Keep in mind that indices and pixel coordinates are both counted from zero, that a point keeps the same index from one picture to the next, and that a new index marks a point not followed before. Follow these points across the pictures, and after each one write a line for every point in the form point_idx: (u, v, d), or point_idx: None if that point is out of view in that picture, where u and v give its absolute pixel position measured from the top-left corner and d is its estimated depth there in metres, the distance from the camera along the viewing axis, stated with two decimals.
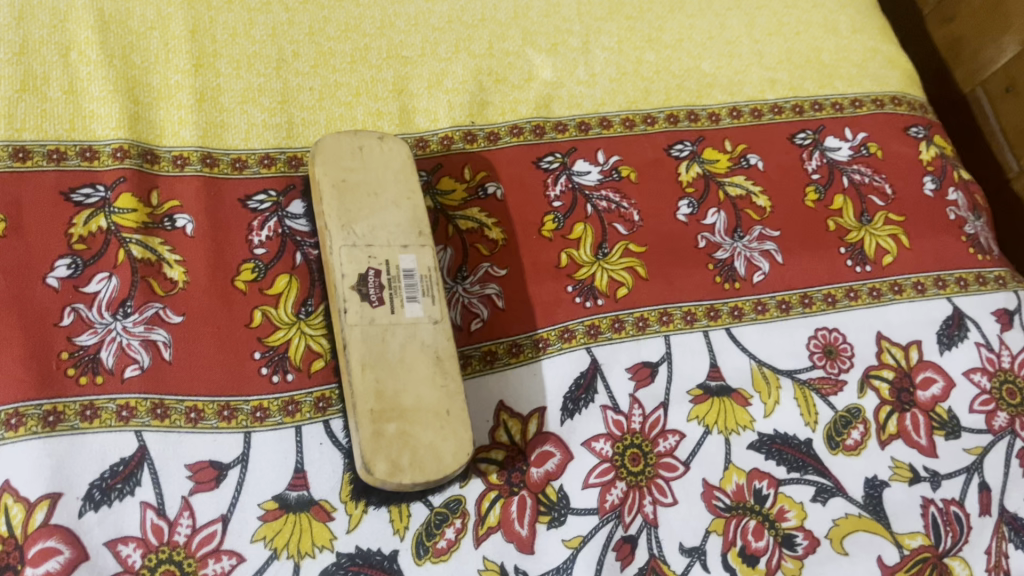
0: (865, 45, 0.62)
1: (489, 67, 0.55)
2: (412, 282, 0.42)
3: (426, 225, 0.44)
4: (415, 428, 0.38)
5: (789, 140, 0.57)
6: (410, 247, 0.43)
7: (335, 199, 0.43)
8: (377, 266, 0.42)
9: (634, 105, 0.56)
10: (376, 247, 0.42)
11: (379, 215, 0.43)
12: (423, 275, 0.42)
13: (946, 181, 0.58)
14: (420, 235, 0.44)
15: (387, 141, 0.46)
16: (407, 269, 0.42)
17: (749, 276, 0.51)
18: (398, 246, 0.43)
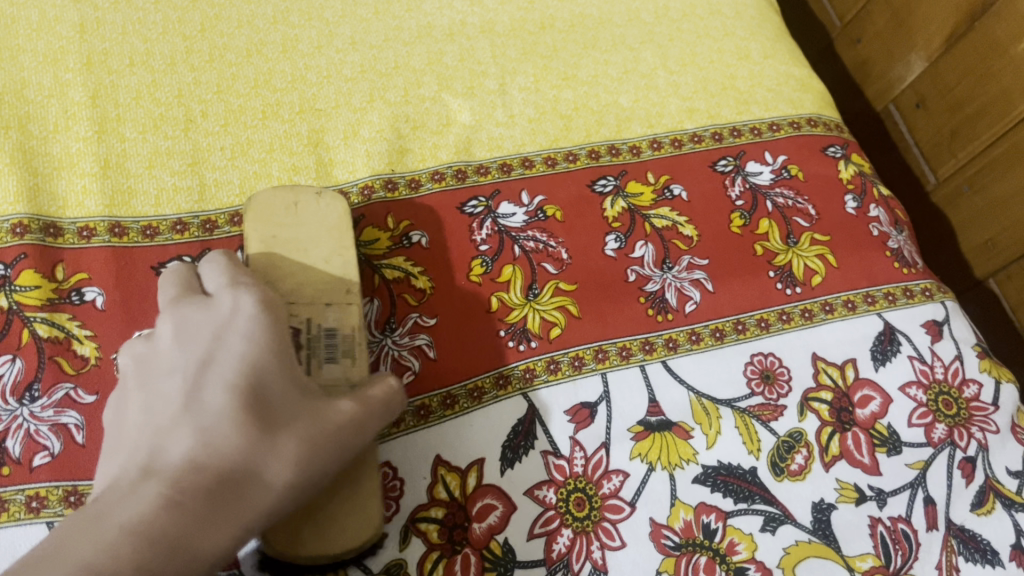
0: (777, 70, 0.63)
1: (405, 114, 0.54)
2: (332, 341, 0.40)
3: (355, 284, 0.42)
4: (321, 499, 0.36)
5: (710, 167, 0.57)
6: (334, 305, 0.41)
7: (261, 254, 0.42)
8: (298, 324, 0.40)
9: (555, 143, 0.56)
10: (299, 304, 0.40)
11: (305, 272, 0.42)
12: (345, 335, 0.40)
13: (866, 198, 0.58)
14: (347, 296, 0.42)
15: (323, 199, 0.45)
16: (328, 328, 0.40)
17: (681, 307, 0.51)
18: (321, 303, 0.41)
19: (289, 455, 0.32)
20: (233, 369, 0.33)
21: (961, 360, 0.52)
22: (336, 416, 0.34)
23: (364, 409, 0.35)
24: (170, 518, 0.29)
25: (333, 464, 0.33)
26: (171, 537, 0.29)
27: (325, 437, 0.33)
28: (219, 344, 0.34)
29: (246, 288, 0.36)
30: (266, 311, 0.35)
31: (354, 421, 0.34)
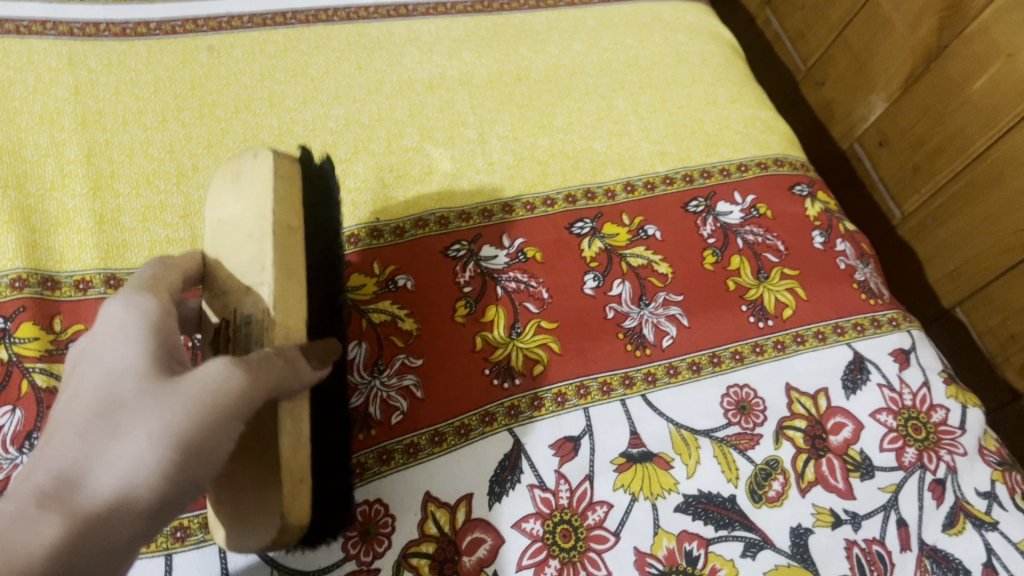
0: (744, 113, 0.66)
1: (389, 164, 0.56)
2: (247, 330, 0.36)
3: (278, 258, 0.37)
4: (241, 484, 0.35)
5: (682, 208, 0.60)
6: (253, 288, 0.37)
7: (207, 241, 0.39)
8: (226, 315, 0.37)
9: (533, 188, 0.58)
10: (229, 293, 0.37)
11: (238, 253, 0.38)
12: (257, 321, 0.36)
13: (833, 233, 0.61)
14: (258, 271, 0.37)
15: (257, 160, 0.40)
16: (246, 316, 0.36)
17: (658, 341, 0.53)
18: (246, 286, 0.37)
19: (147, 437, 0.27)
20: (93, 364, 0.30)
21: (928, 387, 0.55)
22: (210, 388, 0.29)
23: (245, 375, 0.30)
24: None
25: (210, 432, 0.28)
26: None
27: (184, 401, 0.28)
28: (90, 350, 0.30)
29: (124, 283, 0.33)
30: (148, 303, 0.32)
31: (236, 389, 0.29)
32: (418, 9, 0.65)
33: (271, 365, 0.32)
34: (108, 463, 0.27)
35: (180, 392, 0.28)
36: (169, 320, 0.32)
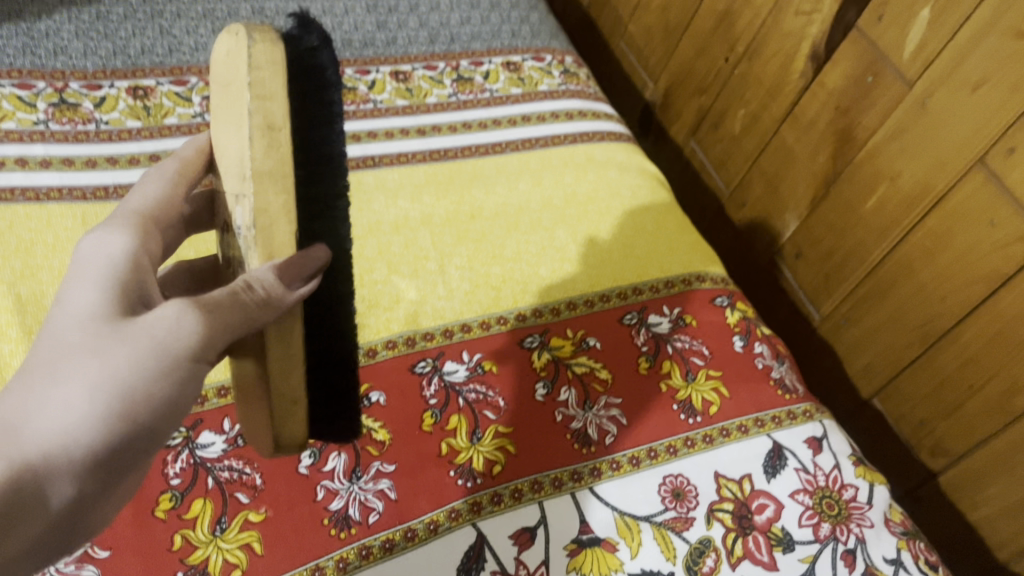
0: (669, 238, 0.76)
1: (362, 296, 0.65)
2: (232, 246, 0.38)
3: (258, 161, 0.34)
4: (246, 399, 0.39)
5: (619, 321, 0.68)
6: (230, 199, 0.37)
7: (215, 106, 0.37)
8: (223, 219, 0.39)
9: (488, 310, 0.67)
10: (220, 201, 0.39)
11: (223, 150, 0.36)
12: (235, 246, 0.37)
13: (751, 337, 0.70)
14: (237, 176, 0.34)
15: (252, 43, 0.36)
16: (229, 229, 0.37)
17: (601, 439, 0.61)
18: (233, 197, 0.35)
19: (95, 376, 0.31)
20: (57, 307, 0.34)
21: (839, 468, 0.63)
22: (159, 337, 0.33)
23: (201, 322, 0.34)
24: None
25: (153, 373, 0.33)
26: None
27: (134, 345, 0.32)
28: (58, 293, 0.35)
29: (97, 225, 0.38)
30: (114, 250, 0.36)
31: (187, 337, 0.34)
32: (384, 159, 0.75)
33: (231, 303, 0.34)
34: (60, 403, 0.31)
35: (133, 339, 0.33)
36: (135, 266, 0.36)
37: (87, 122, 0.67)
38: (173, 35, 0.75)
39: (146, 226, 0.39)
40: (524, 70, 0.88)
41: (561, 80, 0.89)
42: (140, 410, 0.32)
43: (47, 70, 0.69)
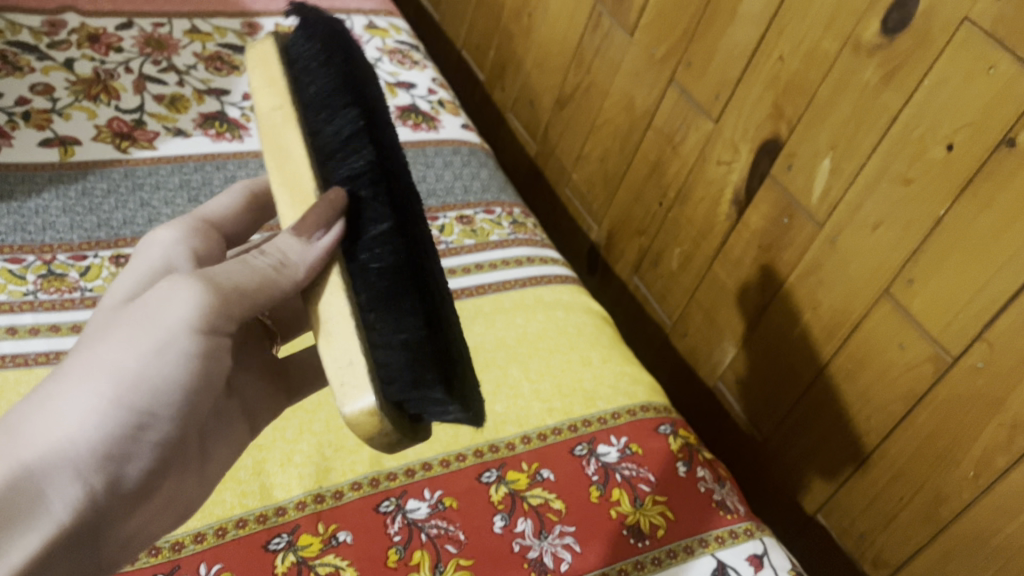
0: (614, 370, 0.83)
1: (329, 441, 0.70)
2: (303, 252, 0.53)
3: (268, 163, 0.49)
4: None
5: (570, 452, 0.73)
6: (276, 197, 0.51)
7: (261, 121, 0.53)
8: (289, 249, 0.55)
9: (448, 447, 0.72)
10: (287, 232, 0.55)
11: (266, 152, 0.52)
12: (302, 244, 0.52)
13: (694, 463, 0.76)
14: (266, 155, 0.49)
15: (257, 58, 0.52)
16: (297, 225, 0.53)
17: (557, 566, 0.65)
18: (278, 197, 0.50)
19: (110, 345, 0.45)
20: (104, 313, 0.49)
21: None
22: (153, 314, 0.46)
23: (191, 287, 0.46)
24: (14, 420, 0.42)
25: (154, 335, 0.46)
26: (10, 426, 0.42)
27: (138, 320, 0.46)
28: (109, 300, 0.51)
29: (160, 230, 0.58)
30: (158, 248, 0.56)
31: (177, 302, 0.46)
32: None
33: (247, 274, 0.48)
34: (85, 370, 0.44)
35: (138, 318, 0.46)
36: (166, 262, 0.56)
37: (72, 290, 0.73)
38: (152, 207, 0.82)
39: (202, 224, 0.61)
40: (476, 223, 0.96)
41: (510, 230, 0.97)
42: (142, 367, 0.45)
43: (38, 244, 0.75)
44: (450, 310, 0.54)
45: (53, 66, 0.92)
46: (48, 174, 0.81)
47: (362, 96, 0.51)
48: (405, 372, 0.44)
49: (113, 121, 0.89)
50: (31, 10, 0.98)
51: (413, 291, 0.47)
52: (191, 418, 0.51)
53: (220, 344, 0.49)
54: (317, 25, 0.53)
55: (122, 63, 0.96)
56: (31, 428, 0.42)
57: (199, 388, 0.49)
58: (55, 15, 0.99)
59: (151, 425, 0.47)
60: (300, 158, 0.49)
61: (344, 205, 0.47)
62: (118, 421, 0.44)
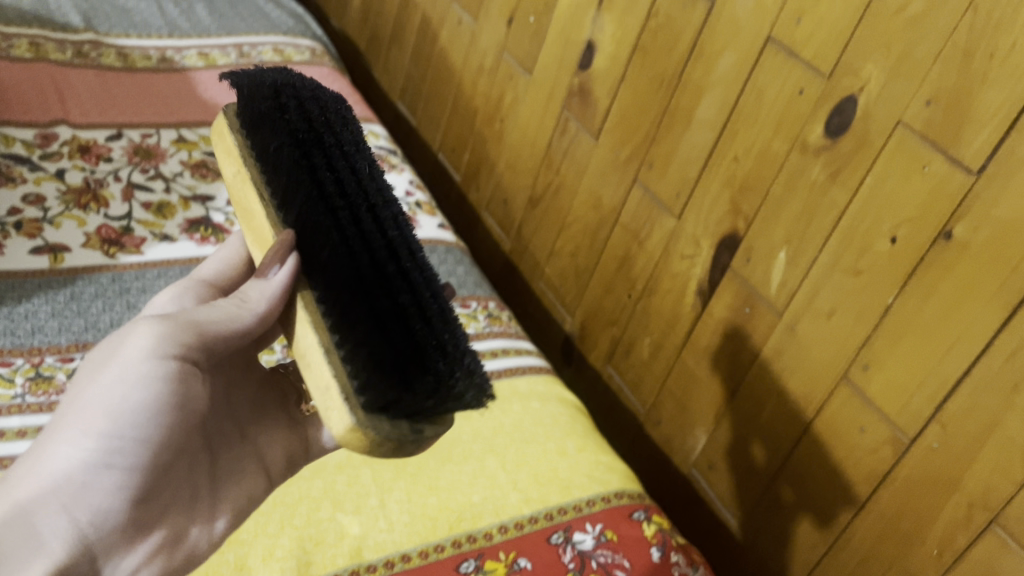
0: (589, 458, 0.85)
1: (309, 534, 0.71)
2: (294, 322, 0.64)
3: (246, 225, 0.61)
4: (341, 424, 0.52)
5: (546, 540, 0.75)
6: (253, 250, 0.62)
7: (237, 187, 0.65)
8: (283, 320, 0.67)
9: (426, 538, 0.73)
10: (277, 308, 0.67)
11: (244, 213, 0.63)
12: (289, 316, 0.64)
13: (667, 548, 0.78)
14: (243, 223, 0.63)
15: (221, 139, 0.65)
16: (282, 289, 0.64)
17: None
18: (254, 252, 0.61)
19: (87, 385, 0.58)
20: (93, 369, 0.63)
21: None
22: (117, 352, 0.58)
23: (146, 327, 0.59)
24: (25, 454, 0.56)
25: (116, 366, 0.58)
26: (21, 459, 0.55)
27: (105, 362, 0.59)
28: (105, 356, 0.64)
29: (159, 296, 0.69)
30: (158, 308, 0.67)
31: (134, 340, 0.58)
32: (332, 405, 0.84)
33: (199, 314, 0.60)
34: (70, 407, 0.57)
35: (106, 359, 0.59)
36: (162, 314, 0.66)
37: (59, 392, 0.75)
38: (138, 308, 0.86)
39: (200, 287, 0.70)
40: None
41: (485, 323, 1.01)
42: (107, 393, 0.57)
43: (26, 347, 0.78)
44: (432, 309, 0.59)
45: (45, 176, 0.97)
46: (37, 280, 0.85)
47: (284, 137, 0.61)
48: (365, 390, 0.50)
49: (102, 228, 0.93)
50: (24, 123, 1.03)
51: (348, 309, 0.55)
52: (171, 447, 0.61)
53: (186, 370, 0.60)
54: (245, 79, 0.64)
55: (111, 173, 1.00)
56: (18, 474, 0.55)
57: (168, 416, 0.60)
58: (48, 128, 1.03)
59: (127, 452, 0.57)
60: (254, 207, 0.61)
61: (293, 243, 0.58)
62: (88, 450, 0.56)
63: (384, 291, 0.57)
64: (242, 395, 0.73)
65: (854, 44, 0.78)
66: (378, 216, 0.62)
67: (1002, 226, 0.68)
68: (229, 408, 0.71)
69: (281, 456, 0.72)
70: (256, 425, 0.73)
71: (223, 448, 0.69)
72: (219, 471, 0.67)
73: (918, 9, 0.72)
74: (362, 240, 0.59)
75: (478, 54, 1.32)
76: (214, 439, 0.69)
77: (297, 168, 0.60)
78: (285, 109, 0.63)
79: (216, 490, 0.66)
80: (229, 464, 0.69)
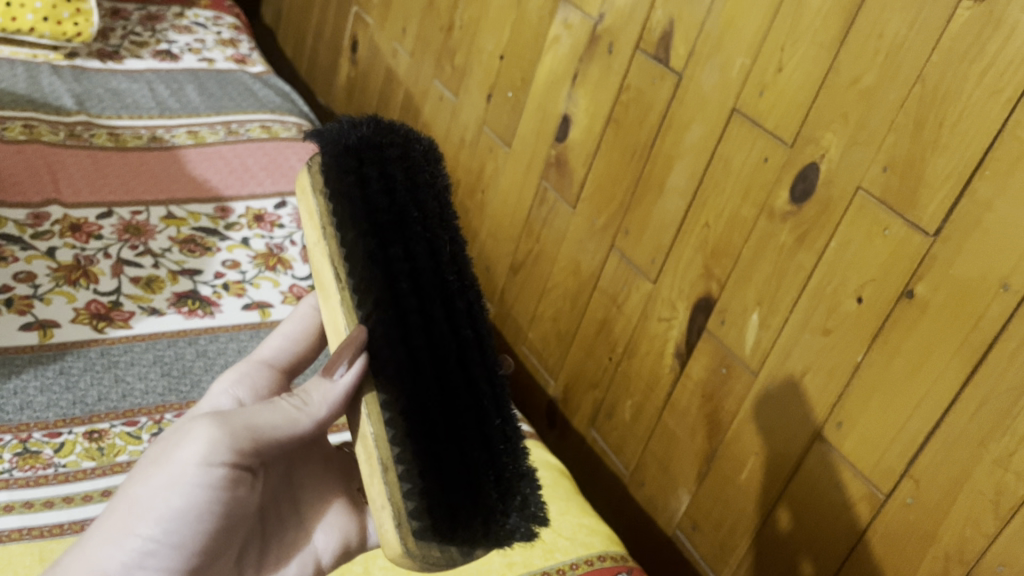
0: (571, 521, 0.86)
1: None
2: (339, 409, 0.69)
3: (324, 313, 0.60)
4: None
5: None
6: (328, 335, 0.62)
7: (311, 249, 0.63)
8: None
9: None
10: None
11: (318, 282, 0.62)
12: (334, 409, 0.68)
13: None
14: (320, 294, 0.61)
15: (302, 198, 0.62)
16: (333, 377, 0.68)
17: None
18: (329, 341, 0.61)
19: (140, 479, 0.59)
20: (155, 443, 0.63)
21: None
22: (173, 448, 0.58)
23: (204, 429, 0.58)
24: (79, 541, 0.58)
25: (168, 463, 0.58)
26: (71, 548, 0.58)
27: (159, 456, 0.59)
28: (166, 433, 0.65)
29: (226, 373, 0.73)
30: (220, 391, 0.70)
31: (190, 442, 0.58)
32: None
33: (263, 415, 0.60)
34: (122, 501, 0.58)
35: (162, 454, 0.59)
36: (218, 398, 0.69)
37: (47, 466, 0.76)
38: (126, 382, 0.87)
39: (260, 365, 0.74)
40: None
41: None
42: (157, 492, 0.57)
43: (16, 422, 0.79)
44: (493, 423, 0.64)
45: (36, 255, 0.99)
46: (27, 355, 0.86)
47: (367, 221, 0.60)
48: (419, 521, 0.56)
49: (91, 303, 0.95)
50: (16, 203, 1.05)
51: (416, 428, 0.58)
52: (216, 547, 0.62)
53: (241, 471, 0.60)
54: (331, 147, 0.62)
55: (101, 249, 1.03)
56: (67, 565, 0.57)
57: (217, 520, 0.60)
58: (39, 208, 1.06)
59: (170, 555, 0.58)
60: (331, 288, 0.60)
61: (367, 340, 0.58)
62: (133, 551, 0.57)
63: (449, 408, 0.61)
64: (304, 475, 0.76)
65: (814, 115, 0.83)
66: (452, 307, 0.65)
67: (960, 285, 0.71)
68: (287, 488, 0.74)
69: (335, 542, 0.74)
70: (314, 506, 0.75)
71: (276, 531, 0.72)
72: (268, 555, 0.70)
73: (871, 81, 0.77)
74: (431, 345, 0.61)
75: (459, 128, 1.37)
76: (268, 520, 0.71)
77: (374, 260, 0.59)
78: (368, 180, 0.62)
79: (261, 573, 0.69)
80: (279, 549, 0.71)
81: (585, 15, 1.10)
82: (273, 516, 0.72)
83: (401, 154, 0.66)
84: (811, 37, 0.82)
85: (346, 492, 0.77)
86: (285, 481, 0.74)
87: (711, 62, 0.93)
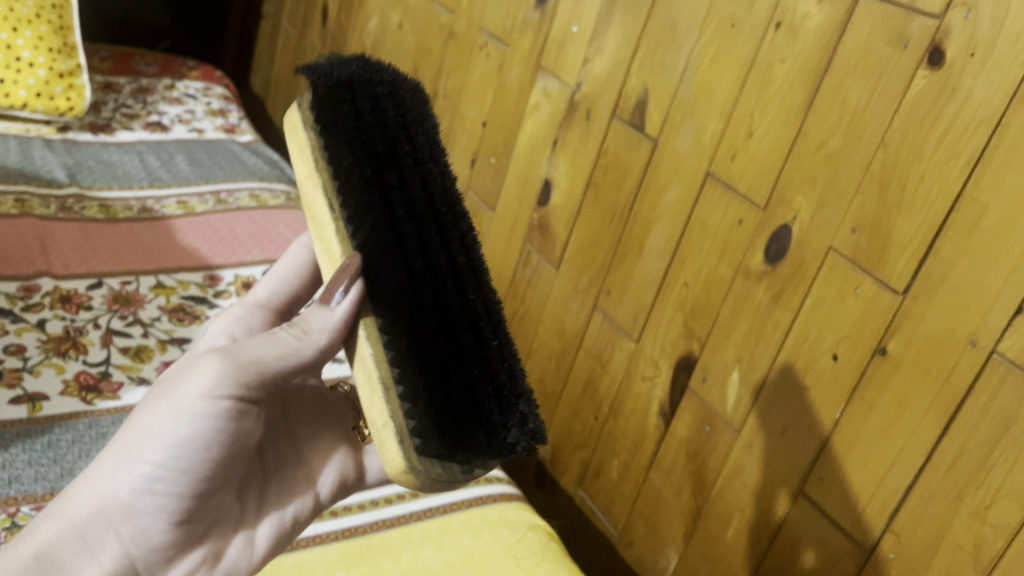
0: None
1: None
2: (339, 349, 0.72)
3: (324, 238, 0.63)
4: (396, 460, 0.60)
5: None
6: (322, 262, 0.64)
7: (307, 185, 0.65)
8: None
9: None
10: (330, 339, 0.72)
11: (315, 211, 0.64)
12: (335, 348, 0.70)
13: None
14: (312, 226, 0.64)
15: (292, 128, 0.65)
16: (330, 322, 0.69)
17: None
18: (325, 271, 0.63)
19: (147, 411, 0.61)
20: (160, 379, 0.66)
21: None
22: (181, 381, 0.60)
23: (214, 364, 0.60)
24: (86, 473, 0.60)
25: (176, 399, 0.60)
26: (81, 478, 0.60)
27: (166, 390, 0.61)
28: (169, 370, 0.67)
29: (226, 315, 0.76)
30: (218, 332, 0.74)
31: (198, 376, 0.60)
32: (300, 542, 0.83)
33: (265, 346, 0.62)
34: (130, 432, 0.60)
35: (168, 389, 0.61)
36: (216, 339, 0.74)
37: None
38: None
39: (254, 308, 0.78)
40: None
41: None
42: (165, 423, 0.59)
43: (3, 495, 0.80)
44: (491, 346, 0.64)
45: (26, 327, 1.00)
46: (16, 428, 0.87)
47: (359, 151, 0.62)
48: (417, 435, 0.57)
49: (80, 374, 0.96)
50: (7, 276, 1.07)
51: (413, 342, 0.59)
52: (220, 475, 0.64)
53: (244, 406, 0.62)
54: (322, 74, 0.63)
55: (90, 320, 1.04)
56: (79, 493, 0.59)
57: (221, 448, 0.63)
58: (30, 280, 1.08)
59: (177, 481, 0.60)
60: (324, 217, 0.62)
61: (360, 267, 0.60)
62: (143, 476, 0.59)
63: (447, 326, 0.62)
64: (300, 414, 0.77)
65: (784, 178, 0.85)
66: (448, 236, 0.66)
67: (930, 342, 0.73)
68: (286, 428, 0.75)
69: (332, 479, 0.76)
70: (312, 447, 0.76)
71: (276, 469, 0.73)
72: (269, 491, 0.71)
73: (836, 145, 0.80)
74: (430, 267, 0.63)
75: None
76: (268, 459, 0.73)
77: (370, 185, 0.61)
78: (359, 108, 0.63)
79: (263, 511, 0.70)
80: (279, 486, 0.72)
81: (563, 84, 1.14)
82: (271, 455, 0.73)
83: (389, 92, 0.67)
84: (778, 104, 0.86)
85: (343, 434, 0.79)
86: (283, 418, 0.75)
87: (685, 127, 0.96)
